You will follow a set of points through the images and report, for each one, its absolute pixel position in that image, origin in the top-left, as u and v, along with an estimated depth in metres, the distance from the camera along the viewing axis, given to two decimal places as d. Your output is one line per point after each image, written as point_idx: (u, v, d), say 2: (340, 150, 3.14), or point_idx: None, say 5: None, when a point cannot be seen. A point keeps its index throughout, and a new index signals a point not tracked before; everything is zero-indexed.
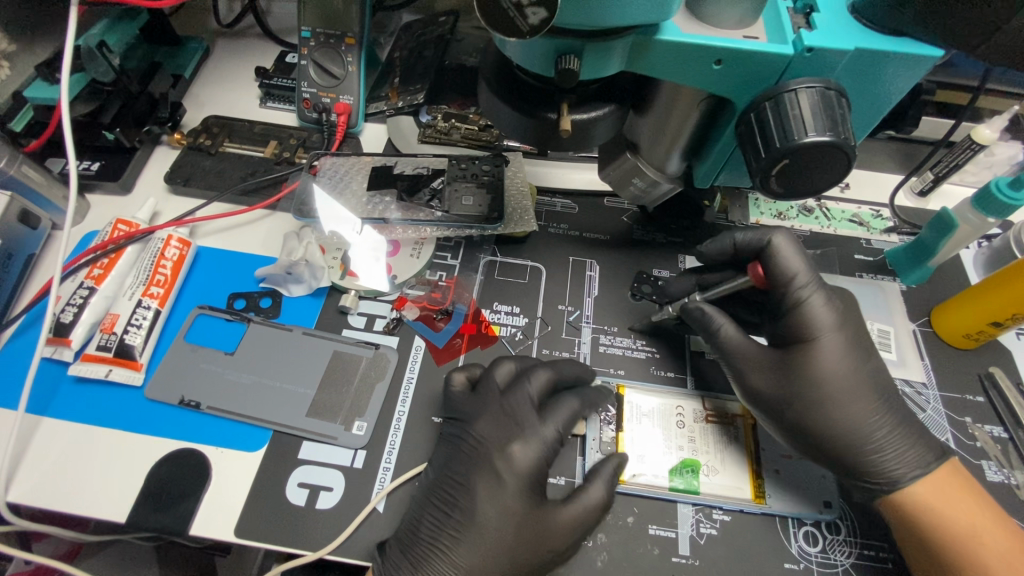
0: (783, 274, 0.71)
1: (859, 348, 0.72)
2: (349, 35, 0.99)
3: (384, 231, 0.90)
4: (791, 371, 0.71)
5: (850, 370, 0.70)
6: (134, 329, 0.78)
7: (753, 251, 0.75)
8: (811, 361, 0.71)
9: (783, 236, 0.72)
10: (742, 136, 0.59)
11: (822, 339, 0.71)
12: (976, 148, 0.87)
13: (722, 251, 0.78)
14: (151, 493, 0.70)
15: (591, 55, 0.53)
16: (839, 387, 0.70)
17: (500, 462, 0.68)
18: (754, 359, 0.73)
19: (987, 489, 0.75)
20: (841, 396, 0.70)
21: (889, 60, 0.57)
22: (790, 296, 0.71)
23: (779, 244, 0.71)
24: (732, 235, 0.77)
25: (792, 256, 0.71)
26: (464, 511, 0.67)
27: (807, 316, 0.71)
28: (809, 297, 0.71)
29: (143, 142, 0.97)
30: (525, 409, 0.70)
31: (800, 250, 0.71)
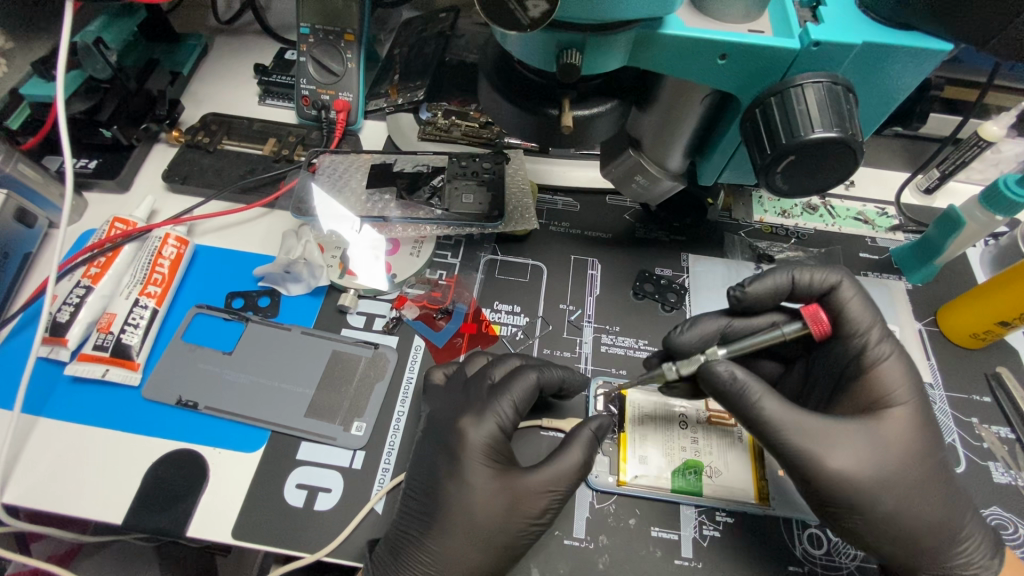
0: (852, 325, 0.68)
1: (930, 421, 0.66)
2: (348, 31, 0.97)
3: (384, 229, 0.89)
4: (877, 448, 0.63)
5: (931, 445, 0.64)
6: (131, 328, 0.78)
7: (812, 293, 0.70)
8: (896, 435, 0.63)
9: (851, 281, 0.70)
10: (747, 132, 0.58)
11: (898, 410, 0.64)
12: (983, 145, 0.85)
13: (773, 291, 0.70)
14: (148, 494, 0.70)
15: (593, 49, 0.52)
16: (923, 465, 0.63)
17: (456, 443, 0.66)
18: (840, 433, 0.63)
19: (994, 491, 0.74)
20: (924, 475, 0.63)
21: (897, 54, 0.56)
22: (865, 354, 0.67)
23: (850, 289, 0.69)
24: (789, 273, 0.71)
25: (864, 306, 0.68)
26: (438, 510, 0.65)
27: (887, 383, 0.65)
28: (885, 364, 0.66)
29: (141, 140, 0.96)
30: (480, 389, 0.70)
31: (868, 305, 0.68)
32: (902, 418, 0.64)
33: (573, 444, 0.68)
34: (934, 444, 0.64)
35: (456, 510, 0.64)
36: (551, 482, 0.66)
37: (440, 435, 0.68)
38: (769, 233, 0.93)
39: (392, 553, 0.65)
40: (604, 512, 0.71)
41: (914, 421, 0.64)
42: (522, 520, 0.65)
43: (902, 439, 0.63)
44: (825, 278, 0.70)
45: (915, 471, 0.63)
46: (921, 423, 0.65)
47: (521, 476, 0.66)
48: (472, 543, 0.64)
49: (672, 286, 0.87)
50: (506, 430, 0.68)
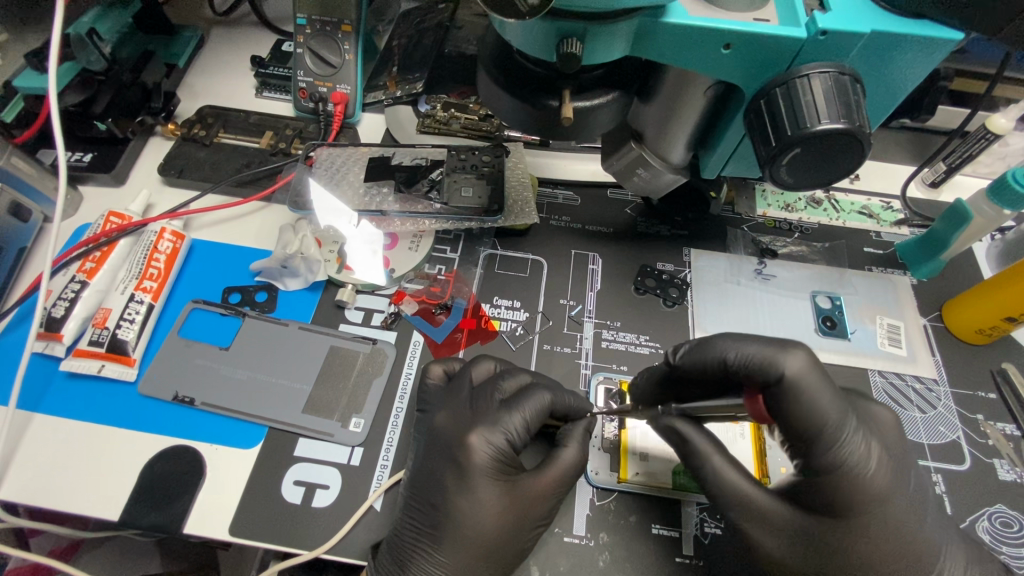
0: (806, 414, 0.55)
1: (902, 505, 0.58)
2: (346, 22, 0.96)
3: (382, 224, 0.88)
4: (824, 540, 0.58)
5: (903, 530, 0.58)
6: (127, 324, 0.77)
7: (755, 379, 0.57)
8: (853, 525, 0.58)
9: (799, 358, 0.55)
10: (751, 123, 0.57)
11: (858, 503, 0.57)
12: (991, 138, 0.83)
13: (706, 367, 0.61)
14: (144, 491, 0.69)
15: (595, 39, 0.51)
16: (885, 553, 0.58)
17: (461, 455, 0.64)
18: (784, 522, 0.60)
19: (997, 488, 0.73)
20: (886, 565, 0.58)
21: (907, 43, 0.54)
22: (824, 443, 0.56)
23: (804, 377, 0.54)
24: (722, 350, 0.59)
25: (819, 392, 0.55)
26: (444, 522, 0.63)
27: (850, 475, 0.57)
28: (849, 453, 0.56)
29: (137, 134, 0.95)
30: (490, 401, 0.67)
31: (830, 390, 0.55)
32: (863, 511, 0.57)
33: (570, 442, 0.67)
34: (905, 529, 0.58)
35: (465, 524, 0.63)
36: (556, 485, 0.65)
37: (435, 439, 0.67)
38: (773, 228, 0.92)
39: (398, 565, 0.63)
40: (604, 509, 0.70)
41: (880, 508, 0.58)
42: (532, 527, 0.65)
43: (861, 529, 0.58)
44: (767, 367, 0.56)
45: (873, 561, 0.58)
46: (887, 510, 0.58)
47: (530, 482, 0.65)
48: (479, 555, 0.63)
49: (674, 281, 0.86)
50: (517, 442, 0.66)
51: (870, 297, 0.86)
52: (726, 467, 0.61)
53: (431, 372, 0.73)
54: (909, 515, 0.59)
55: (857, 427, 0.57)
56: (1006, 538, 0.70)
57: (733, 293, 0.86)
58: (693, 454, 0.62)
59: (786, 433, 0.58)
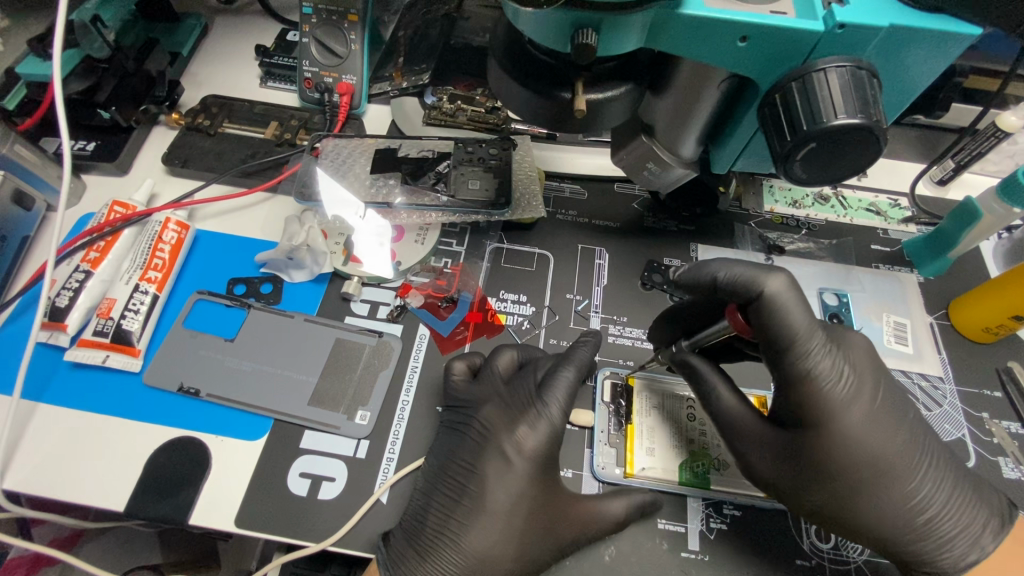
0: (789, 331, 0.57)
1: (885, 416, 0.61)
2: (352, 11, 0.95)
3: (388, 216, 0.87)
4: (801, 452, 0.61)
5: (880, 445, 0.60)
6: (132, 314, 0.76)
7: (739, 298, 0.59)
8: (832, 439, 0.59)
9: (779, 279, 0.57)
10: (765, 118, 0.57)
11: (839, 413, 0.59)
12: (1001, 135, 0.83)
13: (699, 285, 0.63)
14: (150, 482, 0.69)
15: (610, 29, 0.50)
16: (866, 465, 0.59)
17: (508, 445, 0.66)
18: (763, 440, 0.63)
19: (1003, 487, 0.73)
20: (866, 475, 0.59)
21: (924, 39, 0.53)
22: (794, 356, 0.58)
23: (782, 295, 0.57)
24: (713, 269, 0.61)
25: (794, 308, 0.57)
26: (470, 507, 0.65)
27: (819, 384, 0.59)
28: (820, 365, 0.59)
29: (140, 122, 0.95)
30: (528, 388, 0.70)
31: (805, 306, 0.58)
32: (841, 423, 0.59)
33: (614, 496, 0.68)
34: (880, 443, 0.60)
35: (500, 511, 0.64)
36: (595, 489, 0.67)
37: (471, 430, 0.69)
38: (780, 224, 0.92)
39: (409, 533, 0.65)
40: None
41: (856, 420, 0.59)
42: (566, 524, 0.65)
43: (840, 444, 0.59)
44: (749, 284, 0.58)
45: (855, 472, 0.60)
46: (866, 420, 0.60)
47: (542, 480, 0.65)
48: (492, 547, 0.64)
49: None
50: (561, 433, 0.68)
51: (879, 294, 0.86)
52: None
53: (456, 369, 0.73)
54: (884, 425, 0.60)
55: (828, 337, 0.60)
56: None
57: None
58: None
59: (765, 351, 0.61)
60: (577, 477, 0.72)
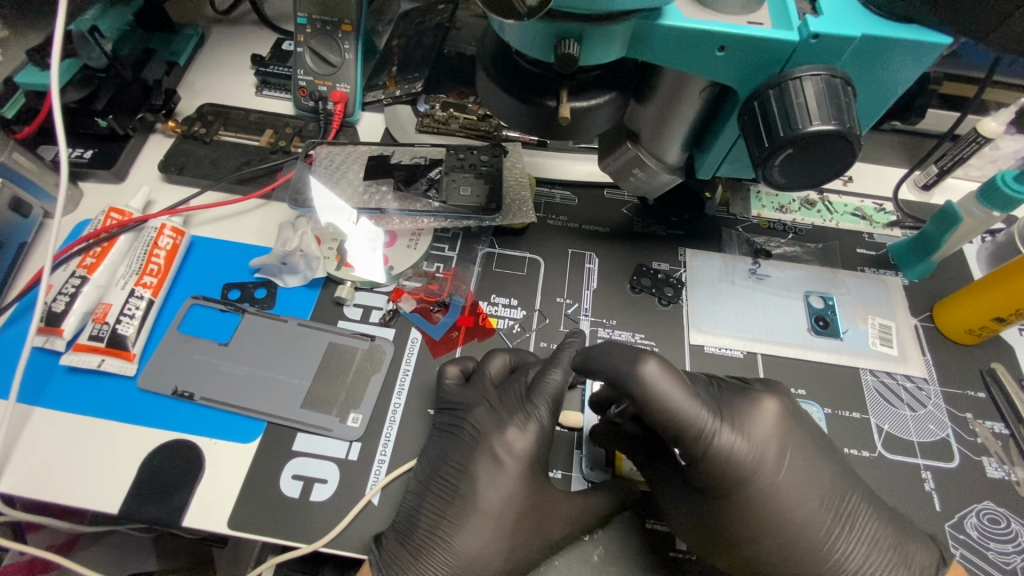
0: (671, 418, 0.58)
1: (796, 471, 0.61)
2: (346, 22, 0.97)
3: (381, 222, 0.88)
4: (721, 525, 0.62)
5: (798, 508, 0.60)
6: (127, 319, 0.77)
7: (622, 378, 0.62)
8: (749, 510, 0.60)
9: (655, 364, 0.59)
10: (745, 126, 0.58)
11: (747, 484, 0.60)
12: (982, 141, 0.85)
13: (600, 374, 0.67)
14: (144, 484, 0.70)
15: (591, 40, 0.52)
16: (785, 531, 0.60)
17: (500, 446, 0.67)
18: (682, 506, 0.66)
19: (986, 486, 0.74)
20: (778, 534, 0.60)
21: (895, 48, 0.55)
22: (692, 445, 0.59)
23: (657, 382, 0.58)
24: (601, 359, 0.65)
25: (670, 391, 0.58)
26: (456, 509, 0.66)
27: (717, 459, 0.59)
28: (721, 443, 0.59)
29: (137, 131, 0.96)
30: (517, 389, 0.72)
31: (684, 390, 0.59)
32: (749, 495, 0.60)
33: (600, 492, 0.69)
34: (791, 505, 0.60)
35: (490, 512, 0.65)
36: None
37: (462, 432, 0.70)
38: (767, 229, 0.93)
39: (400, 535, 0.66)
40: None
41: (767, 487, 0.60)
42: (553, 524, 0.66)
43: (752, 514, 0.60)
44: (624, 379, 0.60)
45: (778, 546, 0.60)
46: (767, 482, 0.60)
47: (525, 476, 0.67)
48: (482, 545, 0.64)
49: (670, 280, 0.87)
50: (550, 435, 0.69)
51: (863, 297, 0.87)
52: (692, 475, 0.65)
53: (449, 373, 0.75)
54: (792, 487, 0.61)
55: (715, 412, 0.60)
56: (994, 535, 0.72)
57: (728, 293, 0.87)
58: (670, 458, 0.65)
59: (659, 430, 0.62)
60: (566, 478, 0.73)
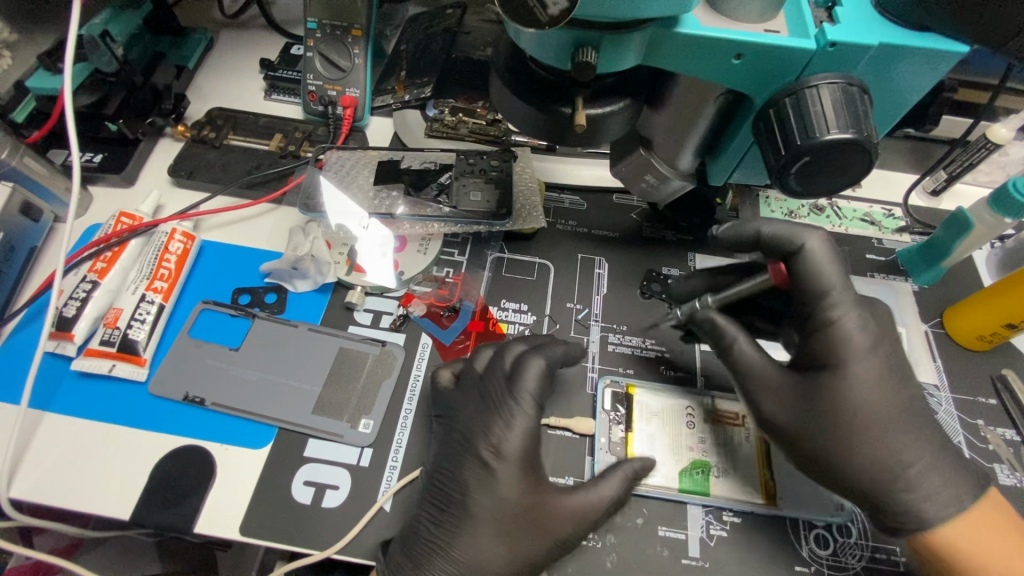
0: (815, 285, 0.65)
1: (896, 372, 0.65)
2: (356, 27, 0.97)
3: (391, 226, 0.89)
4: (818, 395, 0.64)
5: (882, 407, 0.63)
6: (138, 324, 0.77)
7: (776, 250, 0.68)
8: (841, 391, 0.63)
9: (818, 240, 0.65)
10: (760, 133, 0.58)
11: (854, 366, 0.64)
12: (991, 147, 0.85)
13: (740, 238, 0.71)
14: (155, 490, 0.70)
15: (608, 48, 0.52)
16: (870, 419, 0.63)
17: (490, 447, 0.67)
18: (781, 387, 0.66)
19: (999, 493, 0.74)
20: (875, 420, 0.63)
21: (911, 56, 0.55)
22: (818, 312, 0.65)
23: (819, 249, 0.65)
24: (757, 226, 0.70)
25: (827, 267, 0.65)
26: (461, 515, 0.66)
27: (836, 332, 0.64)
28: (846, 320, 0.64)
29: (147, 135, 0.96)
30: (497, 380, 0.71)
31: (835, 261, 0.65)
32: (853, 373, 0.63)
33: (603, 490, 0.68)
34: (887, 400, 0.64)
35: (496, 520, 0.66)
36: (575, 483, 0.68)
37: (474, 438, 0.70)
38: None
39: (404, 545, 0.65)
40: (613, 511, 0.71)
41: (867, 371, 0.64)
42: (567, 532, 0.66)
43: (848, 395, 0.63)
44: (790, 239, 0.66)
45: (862, 432, 0.63)
46: (882, 368, 0.64)
47: (535, 481, 0.67)
48: (492, 550, 0.65)
49: None
50: None
51: None
52: (750, 351, 0.68)
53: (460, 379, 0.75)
54: (899, 383, 0.65)
55: (871, 305, 0.68)
56: None
57: None
58: (723, 335, 0.69)
59: (799, 308, 0.68)
60: (578, 485, 0.73)
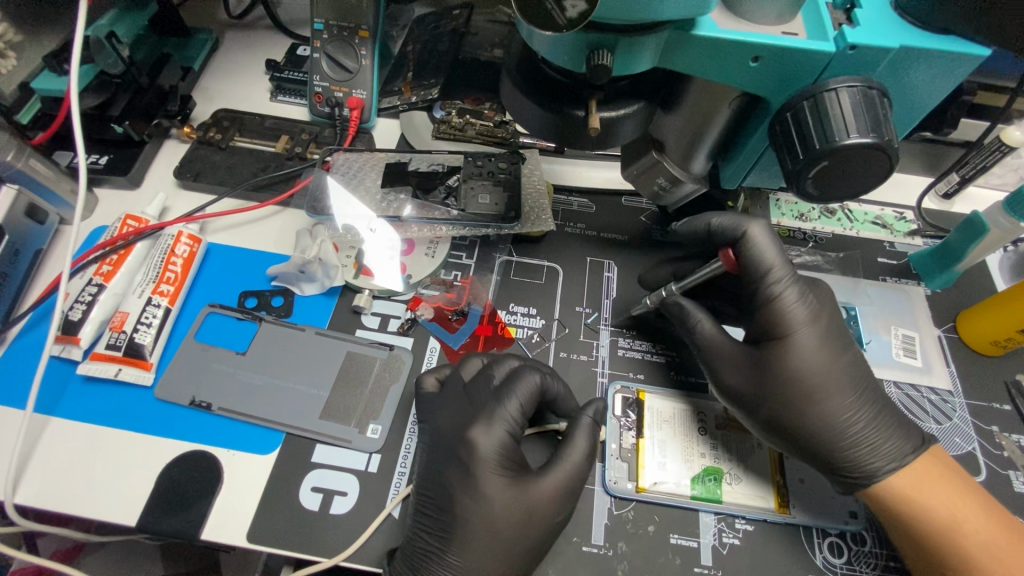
0: (758, 266, 0.68)
1: (836, 339, 0.69)
2: (363, 28, 0.96)
3: (400, 229, 0.88)
4: (766, 365, 0.69)
5: (820, 371, 0.68)
6: (144, 327, 0.77)
7: (725, 239, 0.71)
8: (784, 363, 0.68)
9: (760, 227, 0.68)
10: (776, 137, 0.57)
11: (797, 335, 0.68)
12: (1005, 150, 0.84)
13: (694, 232, 0.74)
14: (161, 496, 0.69)
15: (624, 50, 0.51)
16: (810, 385, 0.68)
17: (464, 451, 0.66)
18: (731, 356, 0.72)
19: (1013, 500, 0.73)
20: (817, 387, 0.68)
21: (932, 60, 0.54)
22: (763, 289, 0.69)
23: (756, 236, 0.68)
24: (707, 218, 0.72)
25: (770, 249, 0.68)
26: (460, 526, 0.65)
27: (779, 308, 0.68)
28: (788, 294, 0.68)
29: (153, 136, 0.95)
30: (484, 391, 0.71)
31: (774, 242, 0.69)
32: (796, 346, 0.68)
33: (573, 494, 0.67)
34: (827, 365, 0.68)
35: (499, 529, 0.64)
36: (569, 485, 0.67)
37: None
38: (786, 237, 0.92)
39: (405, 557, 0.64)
40: (623, 518, 0.70)
41: (807, 340, 0.68)
42: None
43: (790, 364, 0.68)
44: (733, 227, 0.70)
45: (805, 398, 0.68)
46: (822, 338, 0.69)
47: (543, 484, 0.66)
48: (499, 556, 0.64)
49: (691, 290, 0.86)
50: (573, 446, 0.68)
51: (886, 307, 0.86)
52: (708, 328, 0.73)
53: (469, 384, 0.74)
54: (837, 349, 0.69)
55: (813, 281, 0.72)
56: None
57: None
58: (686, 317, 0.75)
59: (747, 286, 0.72)
60: (588, 491, 0.72)
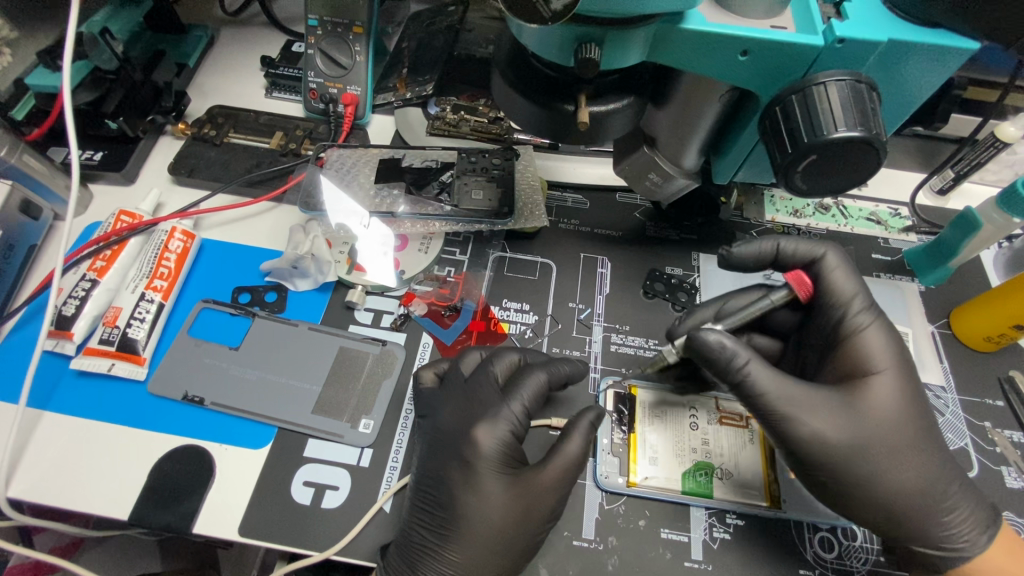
0: (837, 294, 0.68)
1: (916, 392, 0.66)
2: (357, 24, 0.94)
3: (393, 225, 0.88)
4: (859, 411, 0.63)
5: (906, 423, 0.64)
6: (137, 323, 0.77)
7: (798, 261, 0.71)
8: (876, 409, 0.63)
9: (835, 253, 0.70)
10: (766, 131, 0.57)
11: (883, 377, 0.64)
12: (999, 146, 0.83)
13: (761, 255, 0.72)
14: (153, 490, 0.69)
15: (612, 44, 0.51)
16: (899, 436, 0.63)
17: (467, 449, 0.66)
18: (818, 401, 0.63)
19: (1006, 496, 0.73)
20: (904, 437, 0.63)
21: (922, 53, 0.54)
22: (846, 322, 0.67)
23: (833, 265, 0.70)
24: (777, 241, 0.72)
25: (845, 278, 0.69)
26: (454, 520, 0.65)
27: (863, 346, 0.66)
28: (872, 335, 0.66)
29: (147, 132, 0.96)
30: (482, 384, 0.71)
31: (849, 279, 0.69)
32: (885, 391, 0.64)
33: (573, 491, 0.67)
34: (912, 416, 0.65)
35: (492, 522, 0.65)
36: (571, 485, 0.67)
37: None
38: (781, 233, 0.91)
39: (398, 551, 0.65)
40: (614, 513, 0.70)
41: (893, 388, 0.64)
42: None
43: (882, 411, 0.63)
44: (811, 251, 0.70)
45: (894, 450, 0.63)
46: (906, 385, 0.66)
47: (534, 474, 0.66)
48: (489, 549, 0.64)
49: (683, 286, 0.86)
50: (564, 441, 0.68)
51: (881, 302, 0.86)
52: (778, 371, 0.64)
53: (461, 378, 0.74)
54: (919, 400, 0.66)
55: None
56: None
57: None
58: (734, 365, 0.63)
59: (818, 317, 0.71)
60: (580, 486, 0.72)
